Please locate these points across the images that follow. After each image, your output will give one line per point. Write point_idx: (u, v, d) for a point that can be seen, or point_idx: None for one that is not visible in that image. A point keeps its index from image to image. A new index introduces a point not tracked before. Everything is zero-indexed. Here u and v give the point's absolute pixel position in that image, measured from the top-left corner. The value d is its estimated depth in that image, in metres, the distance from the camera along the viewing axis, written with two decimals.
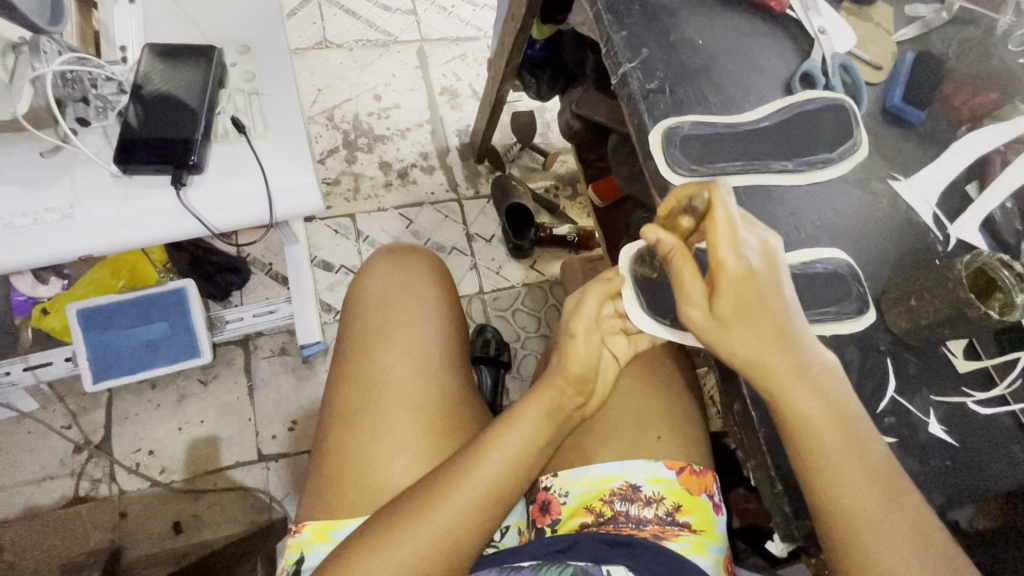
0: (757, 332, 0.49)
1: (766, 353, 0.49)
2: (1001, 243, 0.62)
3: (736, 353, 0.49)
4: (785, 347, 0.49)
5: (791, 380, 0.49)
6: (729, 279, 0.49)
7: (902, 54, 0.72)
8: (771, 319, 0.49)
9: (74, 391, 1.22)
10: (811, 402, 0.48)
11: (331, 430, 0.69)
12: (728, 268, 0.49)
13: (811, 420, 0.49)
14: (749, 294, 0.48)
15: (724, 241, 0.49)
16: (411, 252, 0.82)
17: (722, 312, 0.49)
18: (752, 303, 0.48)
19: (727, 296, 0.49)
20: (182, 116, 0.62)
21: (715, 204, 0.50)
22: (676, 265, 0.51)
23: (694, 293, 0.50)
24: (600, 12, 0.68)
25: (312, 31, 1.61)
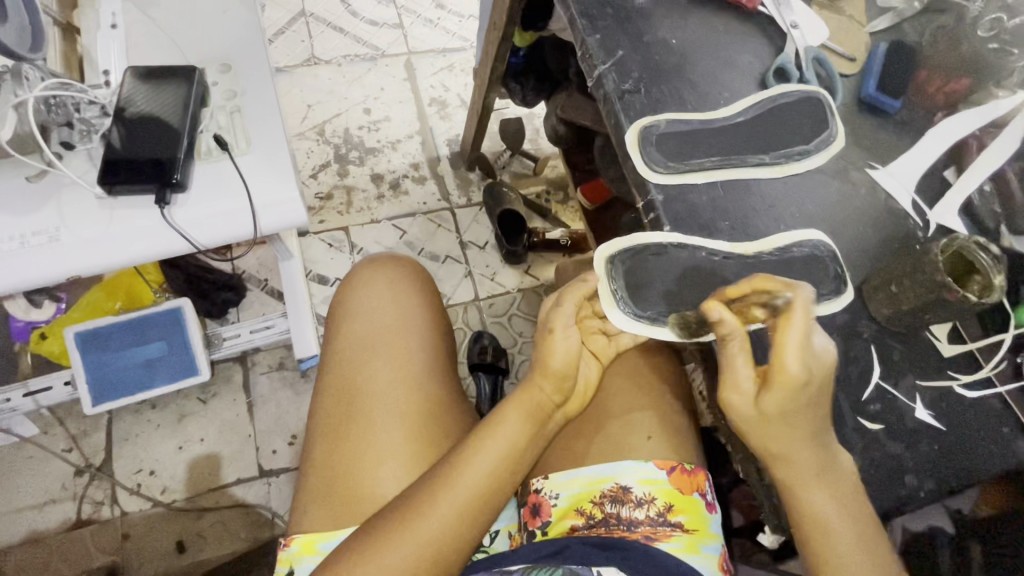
0: (796, 433, 0.50)
1: (796, 451, 0.51)
2: (980, 226, 0.63)
3: (767, 443, 0.52)
4: (819, 443, 0.50)
5: (808, 471, 0.51)
6: (785, 385, 0.49)
7: (875, 45, 0.72)
8: (812, 419, 0.50)
9: (74, 414, 1.23)
10: (829, 501, 0.50)
11: (318, 443, 0.69)
12: (789, 373, 0.49)
13: (826, 517, 0.50)
14: (800, 401, 0.49)
15: (791, 348, 0.49)
16: (394, 261, 0.83)
17: (767, 410, 0.51)
18: (799, 409, 0.50)
19: (778, 399, 0.50)
20: (164, 135, 0.63)
21: (793, 312, 0.49)
22: (728, 348, 0.53)
23: (741, 382, 0.52)
24: (574, 16, 0.69)
25: (301, 49, 1.63)
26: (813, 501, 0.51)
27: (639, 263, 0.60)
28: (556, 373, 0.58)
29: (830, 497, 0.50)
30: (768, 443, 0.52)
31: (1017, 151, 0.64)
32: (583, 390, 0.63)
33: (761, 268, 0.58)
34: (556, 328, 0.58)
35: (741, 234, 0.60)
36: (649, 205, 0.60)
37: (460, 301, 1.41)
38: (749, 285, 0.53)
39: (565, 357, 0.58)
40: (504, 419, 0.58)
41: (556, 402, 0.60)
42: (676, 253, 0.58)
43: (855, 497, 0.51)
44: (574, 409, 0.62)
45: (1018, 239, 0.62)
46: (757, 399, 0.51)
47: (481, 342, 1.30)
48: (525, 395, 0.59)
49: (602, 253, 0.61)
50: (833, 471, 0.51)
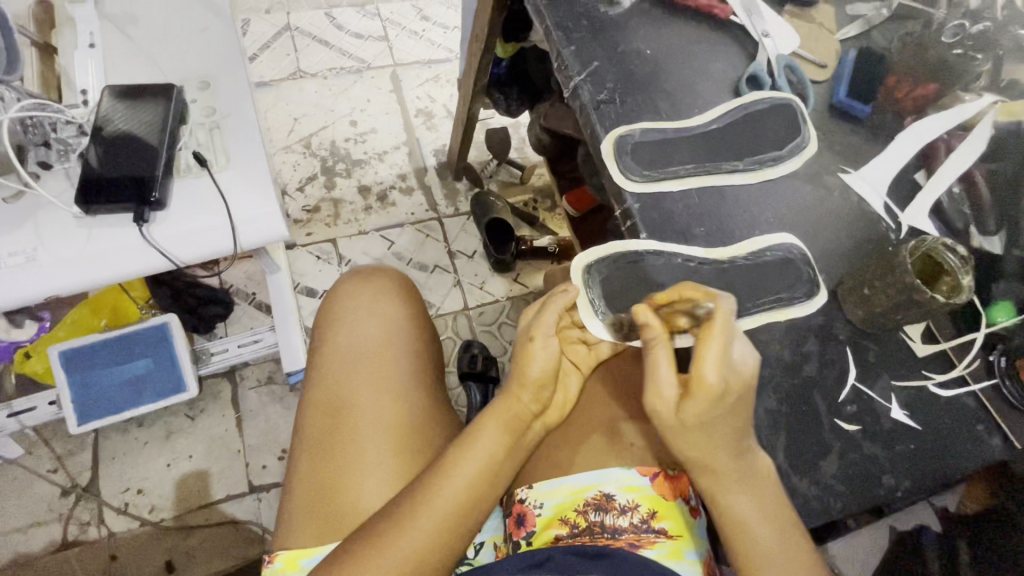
0: (710, 441, 0.50)
1: (717, 458, 0.50)
2: (951, 227, 0.64)
3: (695, 450, 0.51)
4: (733, 449, 0.50)
5: (743, 474, 0.50)
6: (704, 394, 0.48)
7: (845, 52, 0.74)
8: (726, 424, 0.49)
9: (59, 434, 1.22)
10: (745, 501, 0.50)
11: (301, 459, 0.69)
12: (704, 381, 0.48)
13: (747, 520, 0.50)
14: (718, 409, 0.48)
15: (710, 353, 0.48)
16: (375, 273, 0.83)
17: (687, 417, 0.50)
18: (720, 418, 0.49)
19: (697, 407, 0.49)
20: (142, 152, 0.63)
21: (715, 319, 0.49)
22: (654, 354, 0.52)
23: (663, 389, 0.51)
24: (550, 28, 0.70)
25: (286, 62, 1.64)
26: (737, 504, 0.50)
27: (616, 272, 0.60)
28: (535, 381, 0.58)
29: (752, 501, 0.50)
30: (697, 450, 0.51)
31: (985, 153, 0.65)
32: (562, 400, 0.62)
33: (734, 274, 0.59)
34: (537, 337, 0.58)
35: (717, 241, 0.61)
36: (627, 213, 0.61)
37: (449, 310, 1.41)
38: (676, 290, 0.54)
39: (545, 367, 0.57)
40: (483, 430, 0.57)
41: (536, 411, 0.59)
42: (651, 261, 0.59)
43: (776, 497, 0.50)
44: (553, 419, 0.62)
45: (988, 239, 0.63)
46: (678, 406, 0.50)
47: (470, 351, 1.31)
48: (505, 406, 0.59)
49: (578, 264, 0.63)
50: (750, 475, 0.50)
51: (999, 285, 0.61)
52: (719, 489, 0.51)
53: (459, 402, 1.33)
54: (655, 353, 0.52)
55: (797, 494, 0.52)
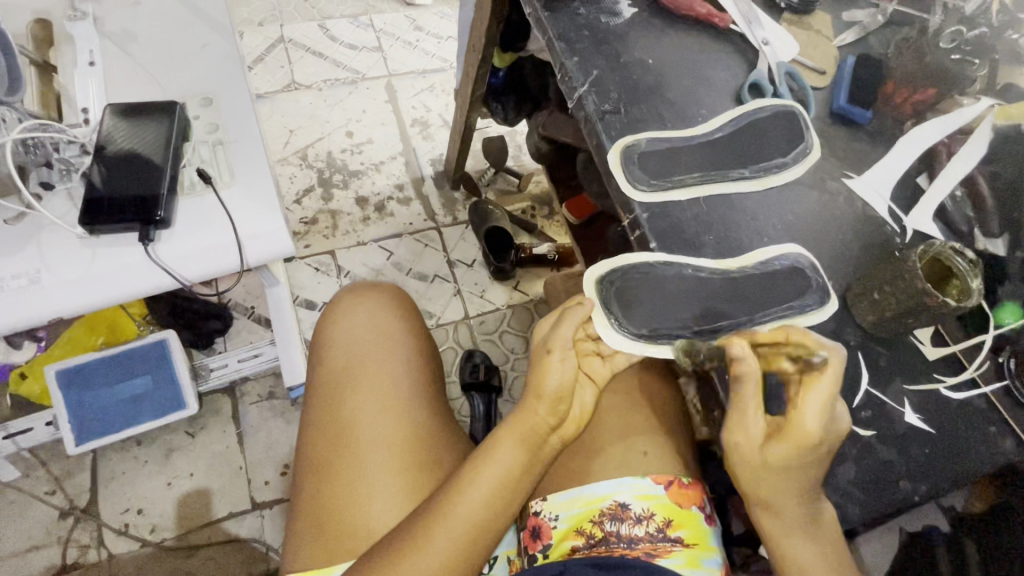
0: (789, 486, 0.52)
1: (786, 504, 0.52)
2: (954, 230, 0.64)
3: (758, 488, 0.54)
4: (806, 499, 0.51)
5: (789, 524, 0.53)
6: (797, 443, 0.50)
7: (843, 58, 0.74)
8: (812, 469, 0.51)
9: (56, 455, 1.19)
10: (809, 548, 0.52)
11: (308, 482, 0.68)
12: (801, 430, 0.50)
13: (802, 561, 0.53)
14: (807, 457, 0.50)
15: (813, 406, 0.50)
16: (373, 287, 0.83)
17: (772, 459, 0.52)
18: (799, 468, 0.51)
19: (784, 451, 0.51)
20: (145, 171, 0.63)
21: (826, 374, 0.50)
22: (743, 392, 0.52)
23: (750, 428, 0.52)
24: (552, 40, 0.70)
25: (281, 74, 1.63)
26: (796, 548, 0.53)
27: (631, 283, 0.60)
28: (553, 394, 0.57)
29: (810, 547, 0.53)
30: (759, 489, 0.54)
31: (985, 156, 0.66)
32: (578, 413, 0.61)
33: (744, 283, 0.59)
34: (554, 349, 0.57)
35: (725, 249, 0.61)
36: (635, 223, 0.61)
37: (450, 320, 1.40)
38: (783, 332, 0.53)
39: (563, 379, 0.57)
40: (499, 447, 0.57)
41: (552, 424, 0.58)
42: (662, 270, 0.59)
43: (831, 538, 0.52)
44: (570, 431, 0.61)
45: (991, 241, 0.64)
46: (763, 447, 0.52)
47: (473, 360, 1.30)
48: (521, 420, 0.58)
49: (591, 275, 0.62)
50: (825, 526, 0.52)
51: (1004, 287, 0.62)
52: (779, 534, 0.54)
53: (462, 412, 1.32)
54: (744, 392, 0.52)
55: (816, 502, 0.52)
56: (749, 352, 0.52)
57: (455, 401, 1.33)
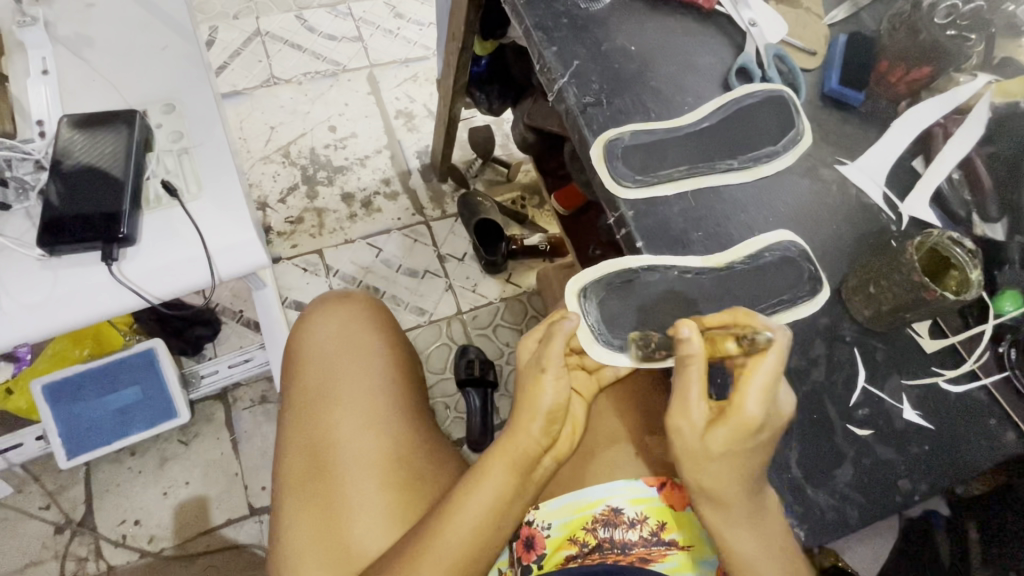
0: (731, 473, 0.48)
1: (728, 493, 0.49)
2: (951, 216, 0.62)
3: (699, 479, 0.50)
4: (748, 486, 0.48)
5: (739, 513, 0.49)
6: (739, 426, 0.46)
7: (834, 37, 0.71)
8: (742, 459, 0.47)
9: (49, 469, 1.18)
10: (747, 538, 0.50)
11: (287, 506, 0.66)
12: (744, 414, 0.46)
13: (745, 554, 0.51)
14: (747, 440, 0.47)
15: (754, 389, 0.46)
16: (347, 297, 0.80)
17: (713, 447, 0.47)
18: (734, 458, 0.47)
19: (724, 436, 0.47)
20: (106, 186, 0.60)
21: (769, 354, 0.46)
22: (683, 375, 0.49)
23: (692, 412, 0.48)
24: (529, 29, 0.67)
25: (259, 69, 1.59)
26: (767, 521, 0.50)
27: (614, 294, 0.58)
28: (547, 413, 0.54)
29: (750, 535, 0.50)
30: (699, 478, 0.50)
31: (984, 136, 0.64)
32: (570, 433, 0.59)
33: (733, 281, 0.57)
34: (549, 369, 0.54)
35: (714, 244, 0.59)
36: (621, 221, 0.59)
37: (443, 316, 1.38)
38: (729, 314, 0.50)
39: (556, 399, 0.54)
40: (489, 469, 0.55)
41: (544, 446, 0.56)
42: (646, 277, 0.57)
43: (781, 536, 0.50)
44: (564, 451, 0.58)
45: (990, 226, 0.61)
46: (705, 432, 0.47)
47: (466, 356, 1.28)
48: (511, 444, 0.55)
49: (573, 287, 0.59)
50: (762, 516, 0.50)
51: (1003, 272, 0.60)
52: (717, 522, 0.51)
53: (458, 409, 1.31)
54: (688, 376, 0.49)
55: (813, 506, 0.50)
56: (697, 335, 0.48)
57: (450, 398, 1.31)
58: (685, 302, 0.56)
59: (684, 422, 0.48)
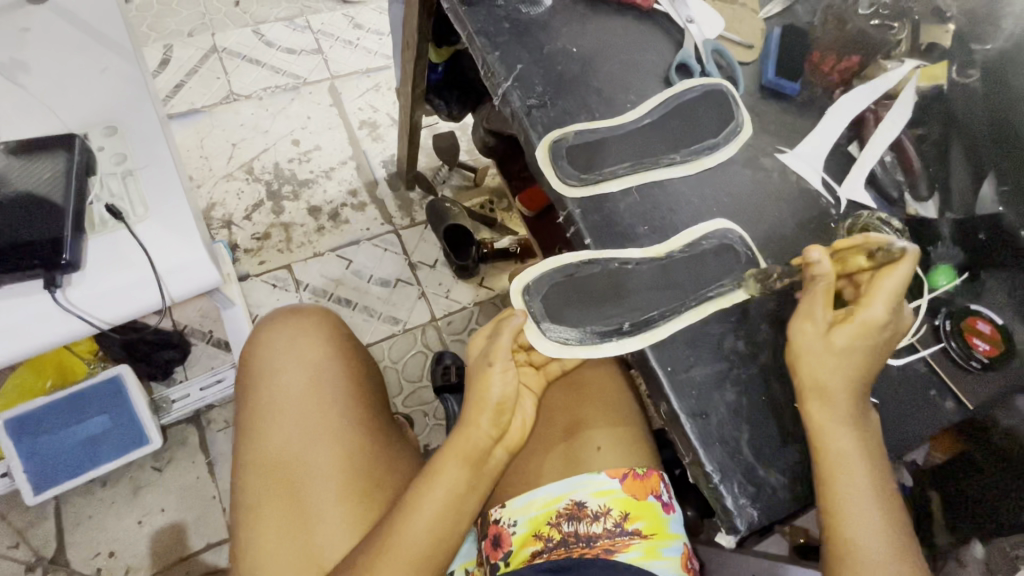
0: (851, 370, 0.51)
1: (839, 389, 0.51)
2: (886, 197, 0.65)
3: (813, 374, 0.52)
4: (860, 392, 0.51)
5: (847, 411, 0.50)
6: (861, 326, 0.51)
7: (770, 30, 0.74)
8: (860, 361, 0.51)
9: (16, 507, 1.14)
10: (848, 438, 0.50)
11: (245, 526, 0.65)
12: (871, 312, 0.51)
13: (847, 460, 0.50)
14: (874, 339, 0.51)
15: (882, 293, 0.51)
16: (297, 311, 0.80)
17: (838, 342, 0.51)
18: (862, 357, 0.51)
19: (850, 334, 0.51)
20: (45, 212, 0.59)
21: (903, 264, 0.50)
22: (811, 290, 0.54)
23: (816, 315, 0.53)
24: (472, 35, 0.68)
25: (217, 86, 1.57)
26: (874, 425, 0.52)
27: (556, 289, 0.58)
28: (495, 404, 0.55)
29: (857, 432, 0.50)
30: (815, 374, 0.51)
31: (912, 118, 0.66)
32: (520, 425, 0.59)
33: (672, 269, 0.59)
34: (495, 362, 0.55)
35: (660, 236, 0.60)
36: (569, 219, 0.60)
37: (417, 323, 1.38)
38: (859, 235, 0.54)
39: (504, 390, 0.55)
40: (441, 467, 0.56)
41: (495, 437, 0.57)
42: (585, 270, 0.58)
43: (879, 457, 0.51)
44: (514, 443, 0.59)
45: (922, 205, 0.64)
46: (828, 331, 0.52)
47: (442, 362, 1.29)
48: (462, 439, 0.56)
49: (517, 286, 0.59)
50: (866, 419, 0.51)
51: (937, 249, 0.62)
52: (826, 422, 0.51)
53: (437, 416, 1.31)
54: (812, 291, 0.53)
55: (766, 486, 0.51)
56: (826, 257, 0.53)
57: (429, 405, 1.32)
58: (625, 292, 0.57)
59: (812, 324, 0.53)
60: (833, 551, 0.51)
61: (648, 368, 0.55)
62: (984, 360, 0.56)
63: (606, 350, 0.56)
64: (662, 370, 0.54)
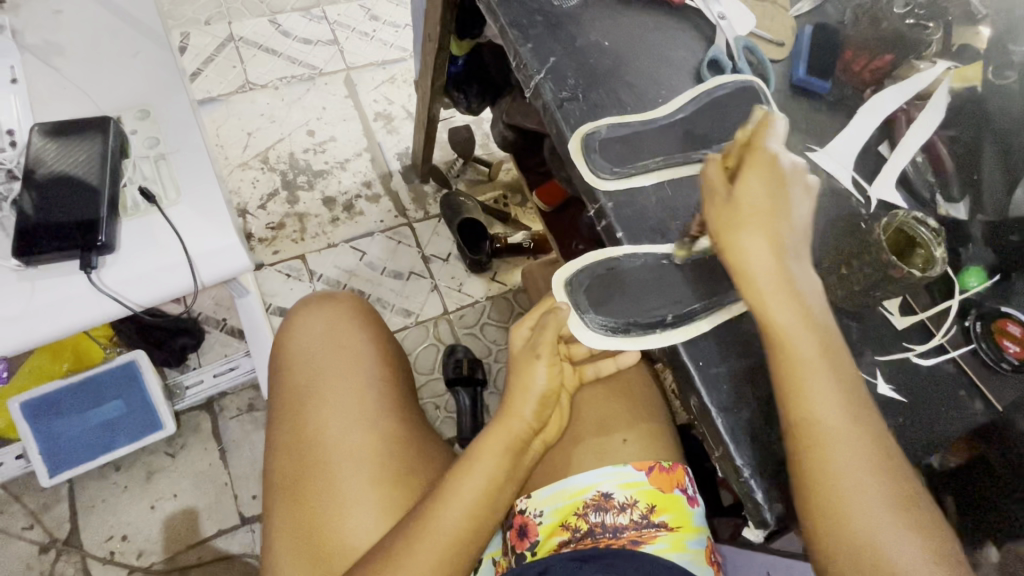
0: (768, 237, 0.50)
1: (764, 265, 0.50)
2: (916, 198, 0.65)
3: (744, 259, 0.50)
4: (783, 268, 0.50)
5: (768, 249, 0.50)
6: (765, 187, 0.50)
7: (801, 28, 0.73)
8: (771, 228, 0.50)
9: (30, 489, 1.15)
10: (801, 336, 0.49)
11: (279, 507, 0.67)
12: (748, 189, 0.50)
13: (800, 355, 0.49)
14: (763, 208, 0.50)
15: (761, 168, 0.50)
16: (329, 297, 0.81)
17: (745, 201, 0.51)
18: (772, 217, 0.50)
19: (741, 200, 0.51)
20: (82, 195, 0.59)
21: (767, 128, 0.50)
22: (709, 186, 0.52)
23: (722, 193, 0.51)
24: (504, 27, 0.68)
25: (233, 75, 1.57)
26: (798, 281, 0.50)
27: (599, 281, 0.59)
28: (539, 396, 0.59)
29: (839, 416, 0.48)
30: (739, 257, 0.50)
31: (943, 121, 0.66)
32: (558, 418, 0.63)
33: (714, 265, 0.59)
34: (542, 355, 0.59)
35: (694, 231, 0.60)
36: (601, 213, 0.61)
37: (429, 316, 1.38)
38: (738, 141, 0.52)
39: (548, 382, 0.59)
40: (479, 455, 0.57)
41: (534, 429, 0.60)
42: (628, 263, 0.58)
43: (846, 374, 0.50)
44: (551, 436, 0.63)
45: (953, 206, 0.64)
46: (738, 196, 0.51)
47: (455, 356, 1.29)
48: (504, 426, 0.58)
49: (559, 279, 0.61)
50: (848, 374, 0.49)
51: (966, 250, 0.63)
52: (793, 374, 0.49)
53: (448, 409, 1.31)
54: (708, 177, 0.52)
55: None
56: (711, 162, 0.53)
57: (441, 398, 1.32)
58: (663, 286, 0.58)
59: (727, 223, 0.51)
60: (806, 479, 0.47)
61: (678, 362, 0.55)
62: (1015, 361, 0.56)
63: (654, 341, 0.55)
64: (694, 364, 0.54)
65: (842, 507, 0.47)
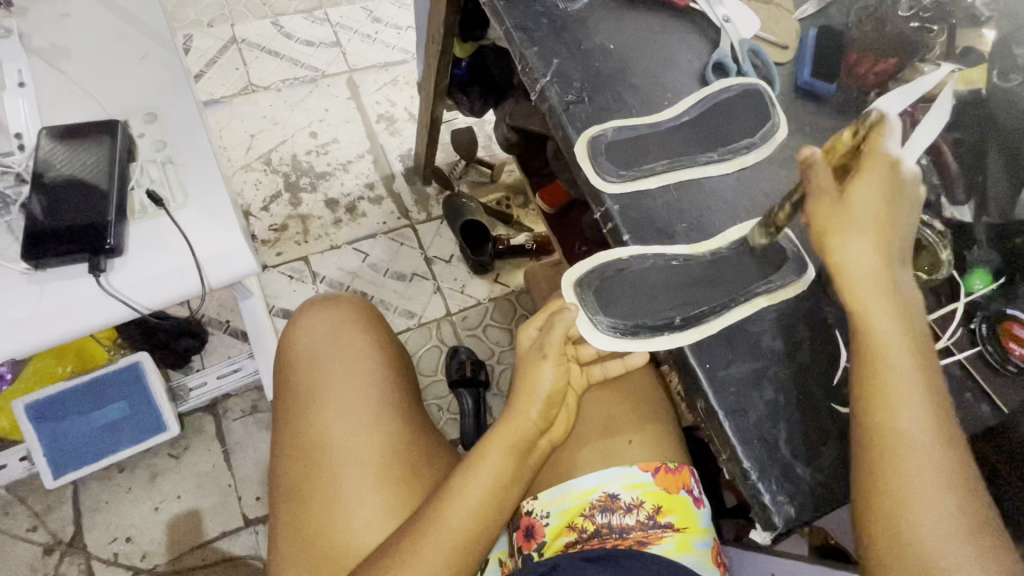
0: (874, 237, 0.50)
1: (871, 261, 0.50)
2: (921, 200, 0.65)
3: (846, 256, 0.50)
4: (886, 264, 0.51)
5: (869, 245, 0.50)
6: (878, 185, 0.50)
7: (805, 31, 0.73)
8: (876, 224, 0.50)
9: (35, 490, 1.15)
10: (887, 319, 0.50)
11: (285, 508, 0.67)
12: (854, 190, 0.50)
13: (882, 339, 0.50)
14: (874, 203, 0.50)
15: (869, 171, 0.50)
16: (334, 299, 0.81)
17: (851, 200, 0.50)
18: (881, 216, 0.50)
19: (857, 194, 0.50)
20: (90, 198, 0.59)
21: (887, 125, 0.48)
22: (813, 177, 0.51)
23: (827, 187, 0.51)
24: (510, 30, 0.68)
25: (236, 77, 1.57)
26: (861, 276, 0.50)
27: (607, 283, 0.59)
28: (545, 398, 0.59)
29: (917, 417, 0.49)
30: (843, 251, 0.50)
31: (948, 123, 0.66)
32: (565, 418, 0.63)
33: (720, 265, 0.59)
34: (549, 356, 0.59)
35: (701, 233, 0.60)
36: (607, 215, 0.61)
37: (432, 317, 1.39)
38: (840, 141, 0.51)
39: (555, 382, 0.59)
40: (486, 455, 0.57)
41: (540, 429, 0.60)
42: (636, 265, 0.58)
43: (933, 379, 0.50)
44: (558, 435, 0.62)
45: (959, 209, 0.64)
46: (844, 196, 0.51)
47: (458, 357, 1.29)
48: (510, 427, 0.59)
49: (568, 281, 0.61)
50: (938, 387, 0.50)
51: (973, 252, 0.62)
52: (876, 371, 0.50)
53: (451, 410, 1.31)
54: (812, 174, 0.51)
55: (803, 482, 0.51)
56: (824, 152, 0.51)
57: (444, 399, 1.32)
58: (670, 288, 0.58)
59: (833, 218, 0.51)
60: (878, 481, 0.48)
61: (684, 365, 0.55)
62: (1020, 364, 0.56)
63: (662, 342, 0.56)
64: (701, 366, 0.54)
65: (909, 510, 0.47)
